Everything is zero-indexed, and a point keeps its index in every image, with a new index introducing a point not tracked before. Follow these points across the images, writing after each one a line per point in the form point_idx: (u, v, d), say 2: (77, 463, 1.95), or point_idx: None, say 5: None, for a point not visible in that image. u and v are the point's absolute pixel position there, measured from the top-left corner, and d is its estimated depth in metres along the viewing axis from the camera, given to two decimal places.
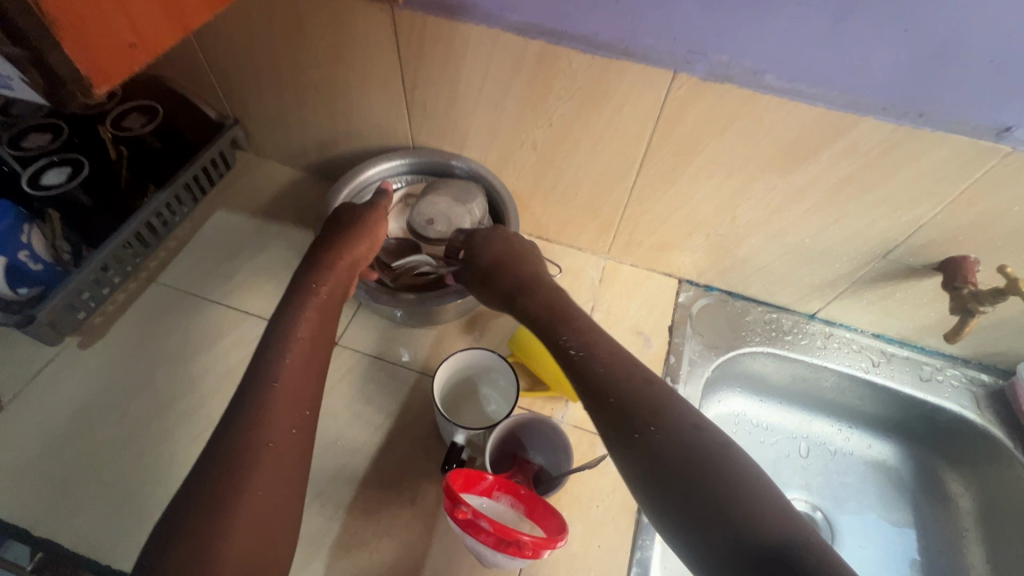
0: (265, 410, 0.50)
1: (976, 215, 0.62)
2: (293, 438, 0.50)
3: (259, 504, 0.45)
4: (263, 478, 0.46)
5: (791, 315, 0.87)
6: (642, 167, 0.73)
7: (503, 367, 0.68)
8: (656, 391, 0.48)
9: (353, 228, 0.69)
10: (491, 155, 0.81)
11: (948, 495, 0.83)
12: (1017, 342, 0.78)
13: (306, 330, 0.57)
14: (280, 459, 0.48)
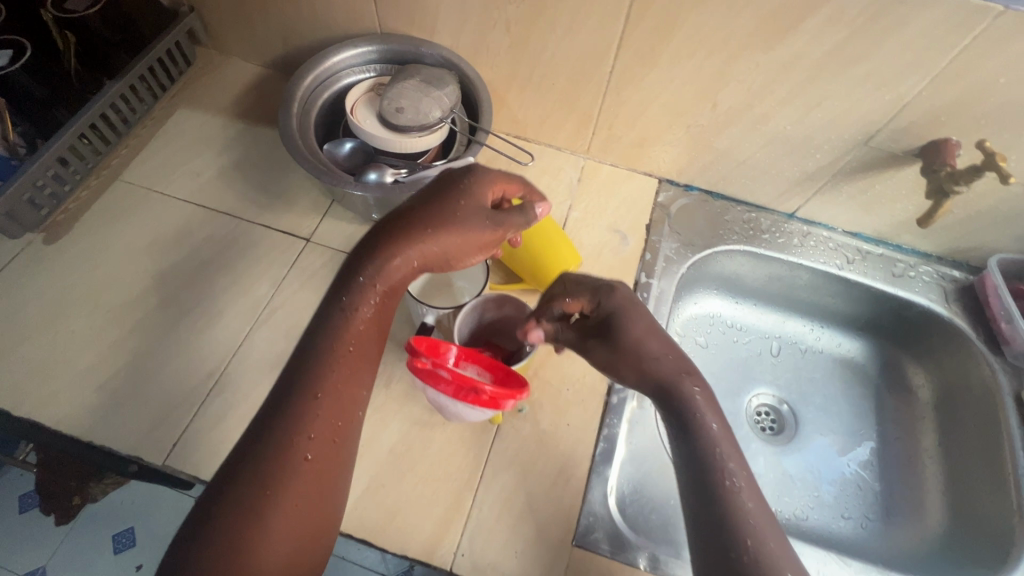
0: (295, 421, 0.48)
1: (961, 89, 0.60)
2: (331, 450, 0.48)
3: (296, 514, 0.46)
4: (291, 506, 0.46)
5: (770, 214, 0.86)
6: (622, 48, 0.69)
7: None
8: (769, 520, 0.48)
9: (453, 225, 0.53)
10: (464, 40, 0.77)
11: (910, 388, 0.86)
12: (991, 235, 0.77)
13: (353, 338, 0.51)
14: (313, 477, 0.47)
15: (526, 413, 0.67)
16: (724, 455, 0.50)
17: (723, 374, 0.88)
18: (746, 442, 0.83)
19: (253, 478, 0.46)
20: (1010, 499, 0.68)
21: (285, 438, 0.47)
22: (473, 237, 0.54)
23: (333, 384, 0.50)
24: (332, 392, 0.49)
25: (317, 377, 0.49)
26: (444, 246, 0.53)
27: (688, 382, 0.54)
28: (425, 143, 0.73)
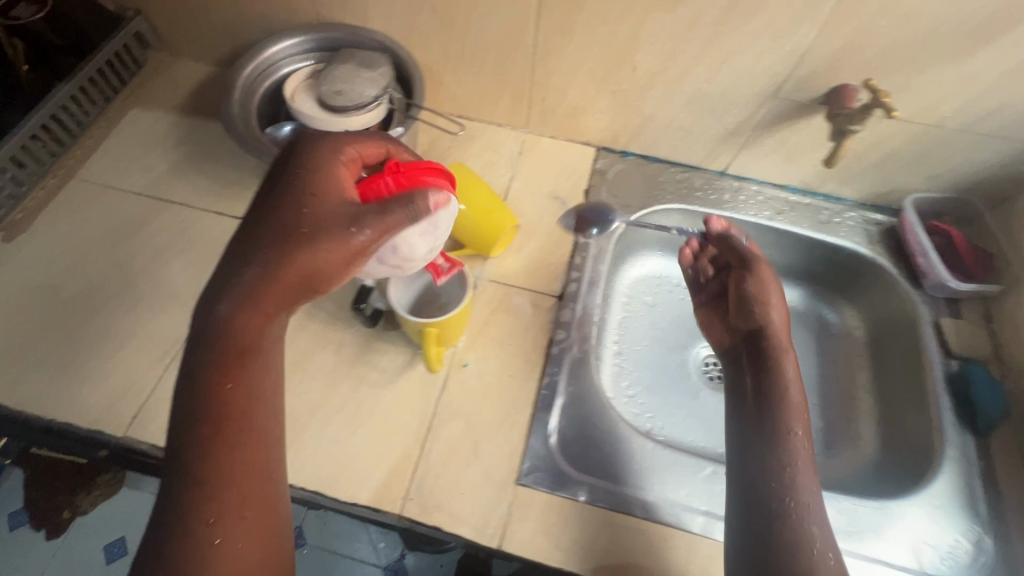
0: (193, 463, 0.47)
1: (847, 35, 0.65)
2: (257, 477, 0.49)
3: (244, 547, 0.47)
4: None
5: (703, 173, 0.90)
6: (540, 19, 0.74)
7: None
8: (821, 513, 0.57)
9: (302, 242, 0.49)
10: (397, 24, 0.81)
11: (846, 329, 0.89)
12: (905, 177, 0.82)
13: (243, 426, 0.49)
14: (234, 548, 0.47)
15: (471, 367, 0.71)
16: (792, 423, 0.62)
17: (671, 330, 0.93)
18: (696, 392, 0.89)
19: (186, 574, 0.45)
20: (931, 417, 0.72)
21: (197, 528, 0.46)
22: (338, 251, 0.49)
23: (225, 477, 0.48)
24: (222, 469, 0.48)
25: (202, 466, 0.48)
26: (310, 266, 0.49)
27: (786, 356, 0.67)
28: (361, 122, 0.76)
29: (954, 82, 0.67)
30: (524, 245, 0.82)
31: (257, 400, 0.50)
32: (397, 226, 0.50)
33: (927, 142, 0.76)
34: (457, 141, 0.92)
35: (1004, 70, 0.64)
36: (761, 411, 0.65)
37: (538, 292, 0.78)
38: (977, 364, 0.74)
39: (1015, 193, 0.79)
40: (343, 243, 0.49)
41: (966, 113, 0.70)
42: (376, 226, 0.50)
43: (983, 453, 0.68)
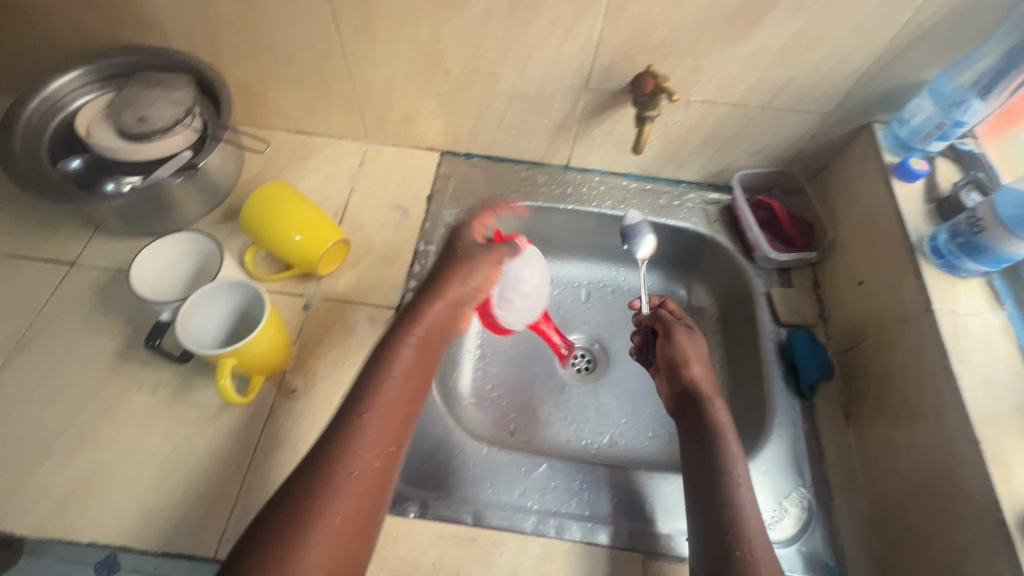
0: (344, 444, 0.49)
1: (631, 24, 0.66)
2: (371, 477, 0.49)
3: (339, 531, 0.46)
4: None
5: (547, 169, 0.91)
6: (340, 27, 0.72)
7: (201, 242, 0.65)
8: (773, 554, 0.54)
9: (463, 261, 0.64)
10: (200, 43, 0.77)
11: (698, 306, 0.90)
12: (730, 155, 0.85)
13: (357, 444, 0.50)
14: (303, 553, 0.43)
15: (301, 393, 0.69)
16: (732, 464, 0.60)
17: (537, 327, 0.94)
18: (563, 386, 0.89)
19: (297, 550, 0.43)
20: (764, 385, 0.74)
21: (327, 495, 0.46)
22: (432, 314, 0.61)
23: (366, 444, 0.50)
24: (365, 460, 0.49)
25: (338, 465, 0.48)
26: (443, 319, 0.62)
27: (714, 407, 0.66)
28: (158, 151, 0.71)
29: (741, 62, 0.69)
30: (362, 258, 0.80)
31: (378, 415, 0.52)
32: (489, 276, 0.65)
33: (737, 120, 0.78)
34: (295, 157, 0.89)
35: (781, 48, 0.67)
36: (698, 470, 0.61)
37: (376, 305, 0.76)
38: (802, 330, 0.76)
39: (828, 161, 0.83)
40: (463, 296, 0.63)
41: (762, 90, 0.73)
42: (458, 276, 0.63)
43: (807, 415, 0.71)
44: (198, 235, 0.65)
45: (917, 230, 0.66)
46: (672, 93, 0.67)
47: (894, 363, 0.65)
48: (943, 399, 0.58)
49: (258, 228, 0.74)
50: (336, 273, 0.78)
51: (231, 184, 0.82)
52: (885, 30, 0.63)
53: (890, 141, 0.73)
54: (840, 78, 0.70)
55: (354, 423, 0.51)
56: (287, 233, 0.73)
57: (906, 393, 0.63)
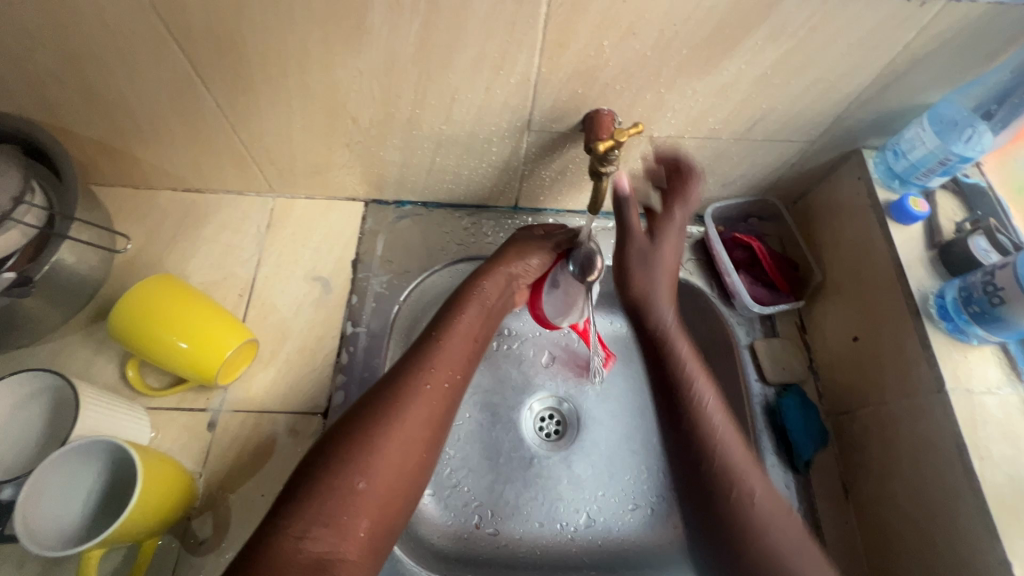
0: (425, 363, 0.53)
1: (575, 60, 0.52)
2: (436, 405, 0.51)
3: (416, 434, 0.49)
4: (387, 460, 0.46)
5: (492, 212, 0.77)
6: (206, 76, 0.55)
7: (48, 381, 0.52)
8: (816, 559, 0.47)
9: (519, 241, 0.67)
10: (26, 103, 0.59)
11: None
12: (703, 188, 0.73)
13: (436, 364, 0.53)
14: (382, 442, 0.47)
15: (210, 543, 0.56)
16: (697, 387, 0.55)
17: (498, 390, 0.80)
18: (532, 460, 0.76)
19: (389, 419, 0.48)
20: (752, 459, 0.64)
21: (412, 394, 0.50)
22: (494, 279, 0.63)
23: (442, 364, 0.54)
24: (440, 376, 0.53)
25: (422, 369, 0.52)
26: (502, 289, 0.63)
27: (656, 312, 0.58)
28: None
29: (710, 96, 0.57)
30: (277, 352, 0.67)
31: (451, 344, 0.56)
32: (545, 258, 0.66)
33: (708, 155, 0.66)
34: (185, 224, 0.73)
35: (757, 78, 0.55)
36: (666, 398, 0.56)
37: (297, 413, 0.64)
38: (793, 391, 0.67)
39: (810, 188, 0.73)
40: (519, 271, 0.64)
41: (735, 122, 0.61)
42: (515, 256, 0.65)
43: (803, 493, 0.62)
44: (41, 375, 0.52)
45: (920, 283, 0.58)
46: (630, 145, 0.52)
47: (895, 439, 0.58)
48: (958, 498, 0.51)
49: (132, 334, 0.58)
50: (246, 376, 0.65)
51: (102, 275, 0.65)
52: (881, 53, 0.52)
53: (882, 172, 0.64)
54: (828, 104, 0.58)
55: (431, 348, 0.55)
56: (171, 339, 0.58)
57: (917, 478, 0.55)
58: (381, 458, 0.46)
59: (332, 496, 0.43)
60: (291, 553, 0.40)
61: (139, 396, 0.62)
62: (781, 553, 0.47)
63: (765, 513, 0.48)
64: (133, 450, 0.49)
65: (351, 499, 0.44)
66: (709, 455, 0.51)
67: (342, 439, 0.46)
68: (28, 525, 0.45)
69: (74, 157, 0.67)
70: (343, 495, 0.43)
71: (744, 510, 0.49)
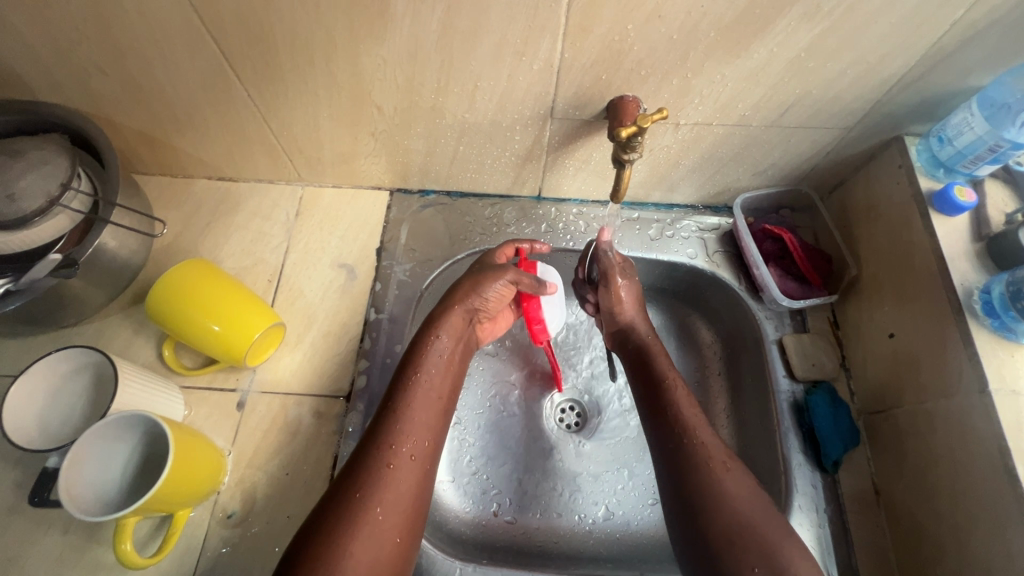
0: (386, 438, 0.51)
1: (600, 45, 0.51)
2: (404, 484, 0.49)
3: (384, 521, 0.46)
4: (359, 550, 0.44)
5: (515, 202, 0.77)
6: (236, 67, 0.57)
7: (90, 357, 0.55)
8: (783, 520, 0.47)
9: (475, 273, 0.63)
10: (73, 95, 0.62)
11: (699, 345, 0.76)
12: (732, 177, 0.71)
13: (398, 439, 0.51)
14: (348, 544, 0.44)
15: (238, 517, 0.59)
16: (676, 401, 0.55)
17: (519, 380, 0.80)
18: (550, 451, 0.76)
19: (353, 509, 0.46)
20: (778, 456, 0.62)
21: (375, 480, 0.48)
22: (448, 328, 0.59)
23: (404, 437, 0.51)
24: (405, 448, 0.51)
25: (383, 450, 0.50)
26: (460, 332, 0.60)
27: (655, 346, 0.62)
28: (23, 243, 0.56)
29: (740, 80, 0.55)
30: (303, 336, 0.69)
31: (413, 415, 0.53)
32: (502, 292, 0.63)
33: (737, 143, 0.64)
34: (218, 213, 0.76)
35: (790, 61, 0.52)
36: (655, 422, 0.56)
37: (322, 395, 0.65)
38: (822, 388, 0.64)
39: (847, 177, 0.70)
40: (479, 305, 0.61)
41: (766, 109, 0.58)
42: (474, 290, 0.61)
43: (830, 493, 0.60)
44: (84, 351, 0.55)
45: (964, 278, 0.55)
46: (649, 134, 0.52)
47: (932, 443, 0.55)
48: (1000, 505, 0.48)
49: (165, 315, 0.60)
50: (274, 358, 0.67)
51: (142, 260, 0.69)
52: (924, 33, 0.49)
53: (926, 160, 0.61)
54: (866, 88, 0.55)
55: (391, 422, 0.52)
56: (203, 321, 0.60)
57: (956, 482, 0.53)
58: (351, 553, 0.44)
59: None
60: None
61: (175, 375, 0.65)
62: (738, 510, 0.47)
63: (739, 487, 0.48)
64: (165, 424, 0.51)
65: None
66: (692, 441, 0.52)
67: (304, 541, 0.44)
68: (70, 491, 0.48)
69: (117, 147, 0.71)
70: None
71: (717, 476, 0.49)
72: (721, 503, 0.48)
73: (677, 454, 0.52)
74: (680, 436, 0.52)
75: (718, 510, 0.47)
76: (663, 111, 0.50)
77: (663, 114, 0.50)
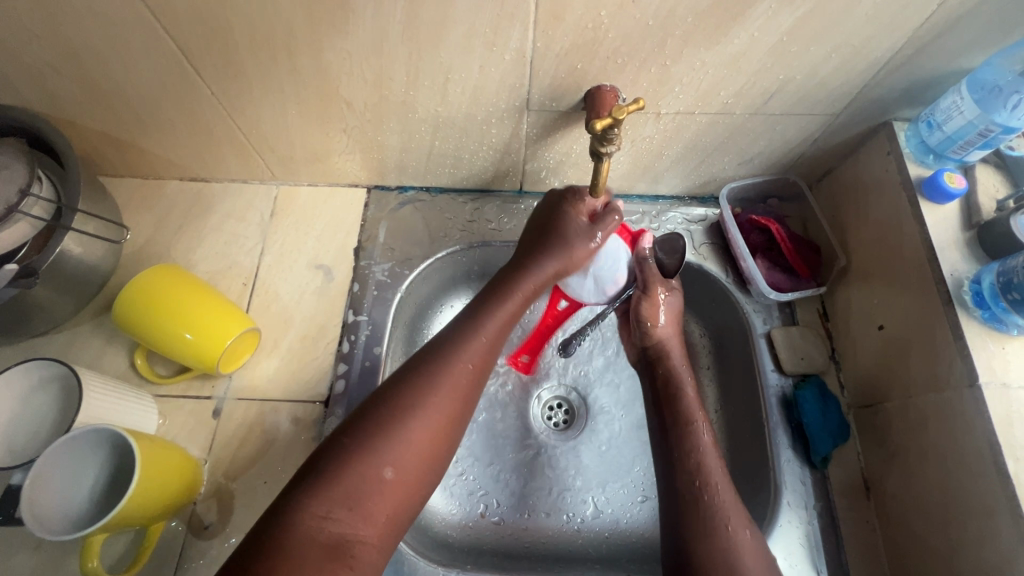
0: (458, 348, 0.51)
1: (572, 34, 0.49)
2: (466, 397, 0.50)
3: (435, 437, 0.47)
4: (412, 447, 0.45)
5: (496, 197, 0.75)
6: (197, 64, 0.55)
7: (53, 369, 0.54)
8: None
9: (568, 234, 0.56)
10: (30, 97, 0.60)
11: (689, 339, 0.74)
12: (718, 167, 0.68)
13: (461, 351, 0.51)
14: (409, 439, 0.46)
15: (215, 528, 0.57)
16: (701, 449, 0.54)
17: (507, 378, 0.78)
18: (539, 449, 0.75)
19: (424, 401, 0.47)
20: (767, 454, 0.61)
21: (443, 382, 0.49)
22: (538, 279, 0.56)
23: (473, 356, 0.51)
24: (469, 363, 0.51)
25: (454, 360, 0.50)
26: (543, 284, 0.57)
27: (671, 360, 0.61)
28: None
29: (721, 67, 0.53)
30: (280, 340, 0.67)
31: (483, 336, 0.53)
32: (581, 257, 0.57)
33: (721, 132, 0.62)
34: (190, 215, 0.73)
35: (772, 46, 0.50)
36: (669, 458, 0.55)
37: (301, 400, 0.64)
38: (812, 382, 0.63)
39: (836, 164, 0.68)
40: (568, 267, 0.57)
41: (750, 95, 0.56)
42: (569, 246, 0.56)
43: (819, 490, 0.59)
44: (44, 364, 0.53)
45: (953, 268, 0.54)
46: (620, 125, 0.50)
47: (922, 438, 0.54)
48: (990, 502, 0.47)
49: (136, 323, 0.58)
50: (250, 364, 0.65)
51: (111, 265, 0.67)
52: (910, 14, 0.47)
53: (915, 146, 0.59)
54: (853, 72, 0.53)
55: (466, 336, 0.52)
56: (173, 329, 0.58)
57: (946, 478, 0.52)
58: (409, 448, 0.45)
59: (357, 481, 0.43)
60: (313, 534, 0.40)
61: (148, 384, 0.63)
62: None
63: (749, 547, 0.49)
64: (130, 438, 0.49)
65: (375, 487, 0.43)
66: (707, 498, 0.51)
67: (365, 425, 0.46)
68: (33, 510, 0.46)
69: (83, 150, 0.69)
70: (368, 483, 0.43)
71: (729, 540, 0.49)
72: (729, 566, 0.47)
73: (693, 505, 0.51)
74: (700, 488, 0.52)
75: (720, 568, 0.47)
76: (637, 101, 0.48)
77: (636, 102, 0.48)
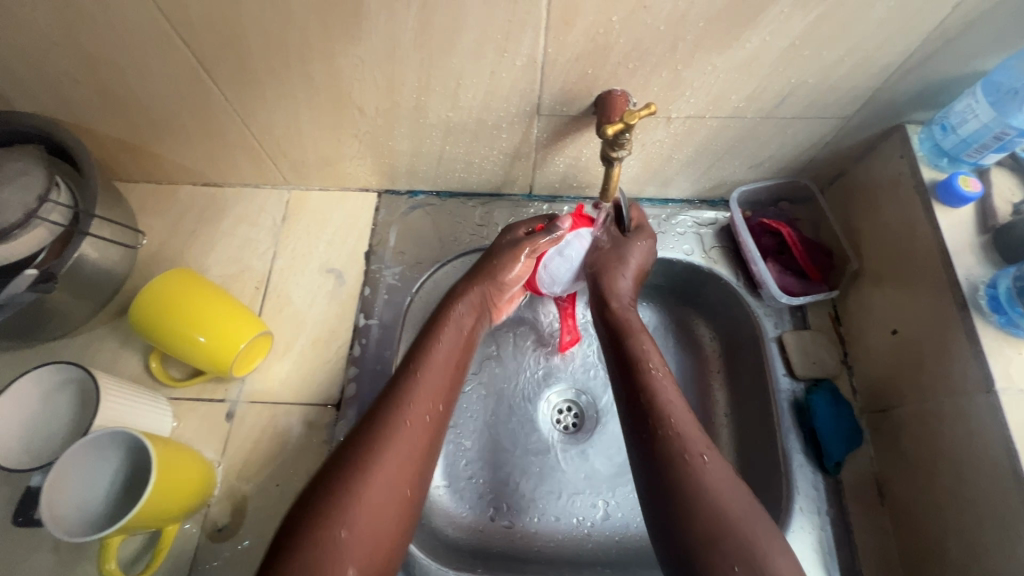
0: (400, 395, 0.51)
1: (584, 39, 0.49)
2: (420, 443, 0.49)
3: (390, 487, 0.46)
4: (366, 505, 0.44)
5: (506, 200, 0.75)
6: (210, 71, 0.55)
7: (71, 372, 0.55)
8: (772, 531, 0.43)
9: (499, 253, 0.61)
10: (49, 104, 0.61)
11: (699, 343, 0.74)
12: (728, 170, 0.68)
13: (408, 400, 0.50)
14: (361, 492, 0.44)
15: (228, 530, 0.58)
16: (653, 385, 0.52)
17: (516, 381, 0.78)
18: (548, 453, 0.75)
19: (375, 457, 0.46)
20: (779, 460, 0.61)
21: (389, 435, 0.48)
22: (470, 301, 0.60)
23: (421, 399, 0.51)
24: (421, 409, 0.50)
25: (400, 410, 0.50)
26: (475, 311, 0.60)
27: (626, 307, 0.60)
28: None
29: (732, 71, 0.53)
30: (292, 343, 0.68)
31: (428, 375, 0.53)
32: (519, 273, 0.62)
33: (731, 135, 0.62)
34: (203, 219, 0.74)
35: (784, 50, 0.50)
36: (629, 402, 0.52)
37: (312, 403, 0.64)
38: (824, 386, 0.63)
39: (848, 167, 0.68)
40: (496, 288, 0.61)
41: (762, 99, 0.56)
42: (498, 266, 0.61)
43: (833, 497, 0.59)
44: (62, 368, 0.54)
45: (968, 272, 0.53)
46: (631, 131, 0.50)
47: (937, 444, 0.53)
48: (1007, 508, 0.47)
49: (151, 326, 0.59)
50: (263, 367, 0.66)
51: (127, 269, 0.68)
52: (924, 17, 0.47)
53: (929, 149, 0.58)
54: (866, 75, 0.53)
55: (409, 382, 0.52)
56: (187, 333, 0.59)
57: (963, 484, 0.51)
58: (361, 505, 0.44)
59: (313, 549, 0.41)
60: None
61: (163, 387, 0.64)
62: (714, 513, 0.43)
63: (716, 476, 0.45)
64: (146, 440, 0.50)
65: (333, 550, 0.41)
66: (665, 432, 0.48)
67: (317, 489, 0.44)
68: (53, 511, 0.47)
69: (99, 155, 0.70)
70: (326, 550, 0.41)
71: (696, 474, 0.45)
72: (698, 498, 0.44)
73: (653, 442, 0.48)
74: (657, 423, 0.49)
75: (689, 505, 0.44)
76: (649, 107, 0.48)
77: (648, 108, 0.48)
